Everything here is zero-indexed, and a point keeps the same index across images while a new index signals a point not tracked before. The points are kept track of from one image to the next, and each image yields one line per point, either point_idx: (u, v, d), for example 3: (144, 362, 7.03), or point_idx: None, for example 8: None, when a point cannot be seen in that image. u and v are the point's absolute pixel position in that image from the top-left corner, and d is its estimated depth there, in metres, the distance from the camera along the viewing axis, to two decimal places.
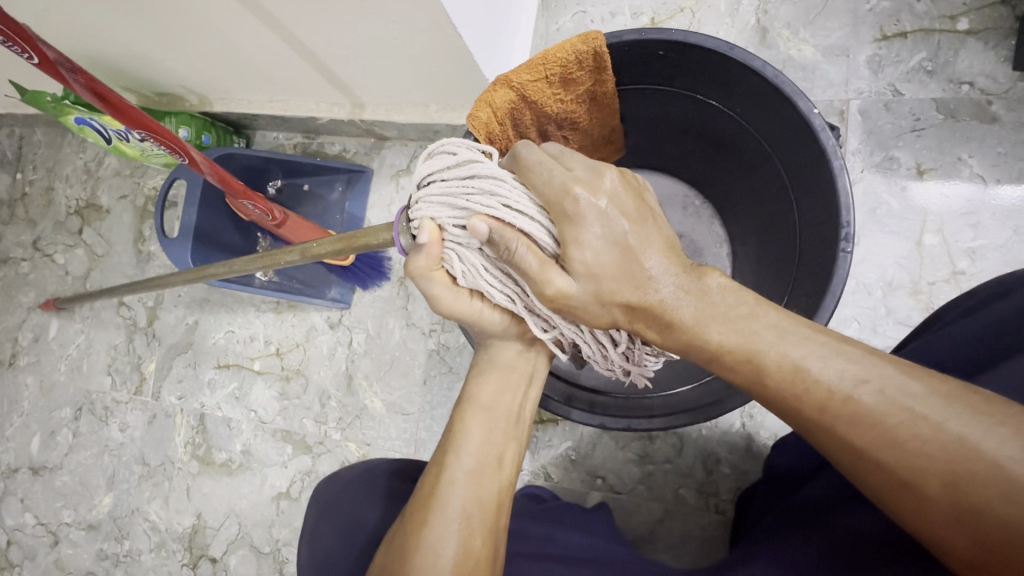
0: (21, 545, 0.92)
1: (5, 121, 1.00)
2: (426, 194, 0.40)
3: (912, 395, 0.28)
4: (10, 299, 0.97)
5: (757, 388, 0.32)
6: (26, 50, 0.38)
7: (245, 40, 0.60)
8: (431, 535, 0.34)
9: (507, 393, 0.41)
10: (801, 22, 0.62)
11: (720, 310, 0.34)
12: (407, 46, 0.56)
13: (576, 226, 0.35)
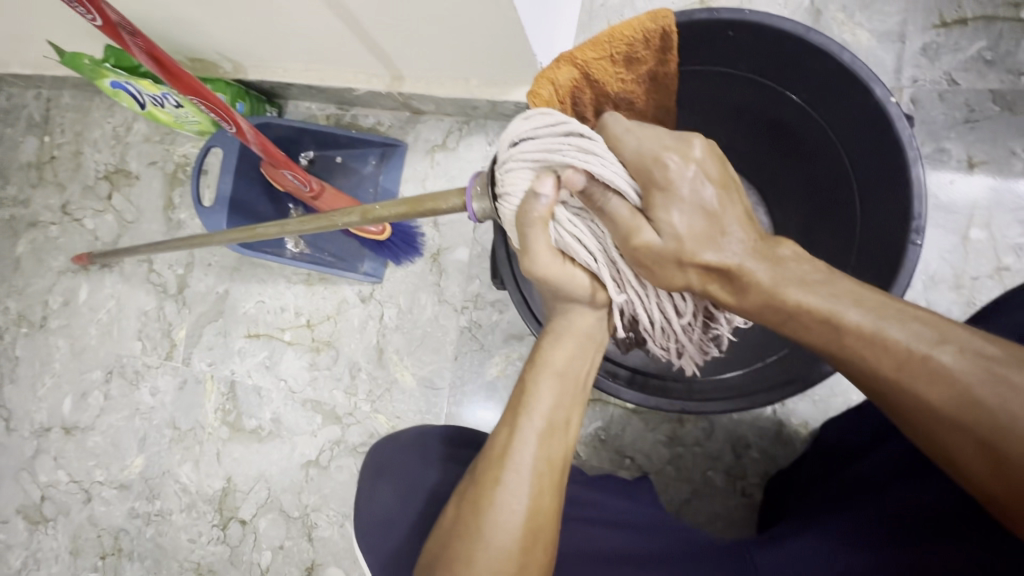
0: (54, 501, 0.95)
1: (32, 83, 1.00)
2: (516, 150, 0.38)
3: (993, 357, 0.28)
4: (39, 262, 0.99)
5: (830, 348, 0.33)
6: (90, 12, 0.37)
7: (289, 6, 0.59)
8: (504, 492, 0.34)
9: (576, 358, 0.40)
10: (858, 4, 0.61)
11: (796, 274, 0.34)
12: (456, 20, 0.55)
13: (665, 191, 0.35)
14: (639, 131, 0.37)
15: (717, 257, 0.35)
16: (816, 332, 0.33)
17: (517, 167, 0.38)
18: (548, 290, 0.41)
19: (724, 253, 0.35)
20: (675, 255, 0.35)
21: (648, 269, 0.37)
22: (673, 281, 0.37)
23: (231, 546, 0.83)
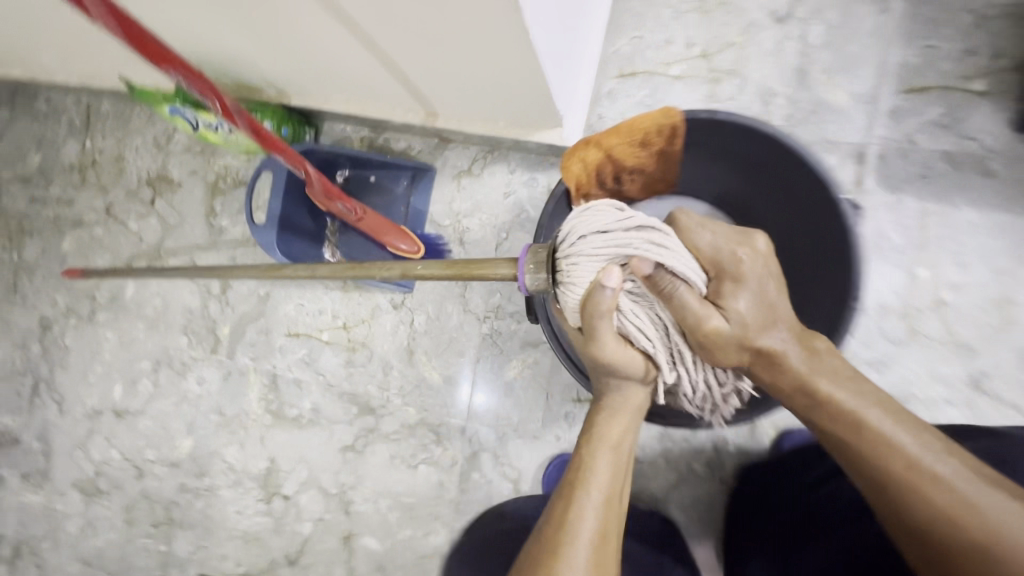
0: (108, 476, 1.05)
1: (74, 90, 1.06)
2: (588, 240, 0.49)
3: (976, 477, 0.39)
4: (86, 259, 1.07)
5: (852, 439, 0.43)
6: (210, 97, 0.51)
7: (348, 58, 0.68)
8: (565, 564, 0.41)
9: (625, 438, 0.48)
10: (837, 68, 0.70)
11: (828, 374, 0.46)
12: (496, 81, 0.64)
13: (736, 282, 0.49)
14: (718, 235, 0.50)
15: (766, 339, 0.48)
16: (839, 423, 0.44)
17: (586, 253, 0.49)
18: (604, 368, 0.50)
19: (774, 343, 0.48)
20: (738, 338, 0.48)
21: (712, 347, 0.48)
22: (730, 355, 0.49)
23: (275, 517, 0.95)
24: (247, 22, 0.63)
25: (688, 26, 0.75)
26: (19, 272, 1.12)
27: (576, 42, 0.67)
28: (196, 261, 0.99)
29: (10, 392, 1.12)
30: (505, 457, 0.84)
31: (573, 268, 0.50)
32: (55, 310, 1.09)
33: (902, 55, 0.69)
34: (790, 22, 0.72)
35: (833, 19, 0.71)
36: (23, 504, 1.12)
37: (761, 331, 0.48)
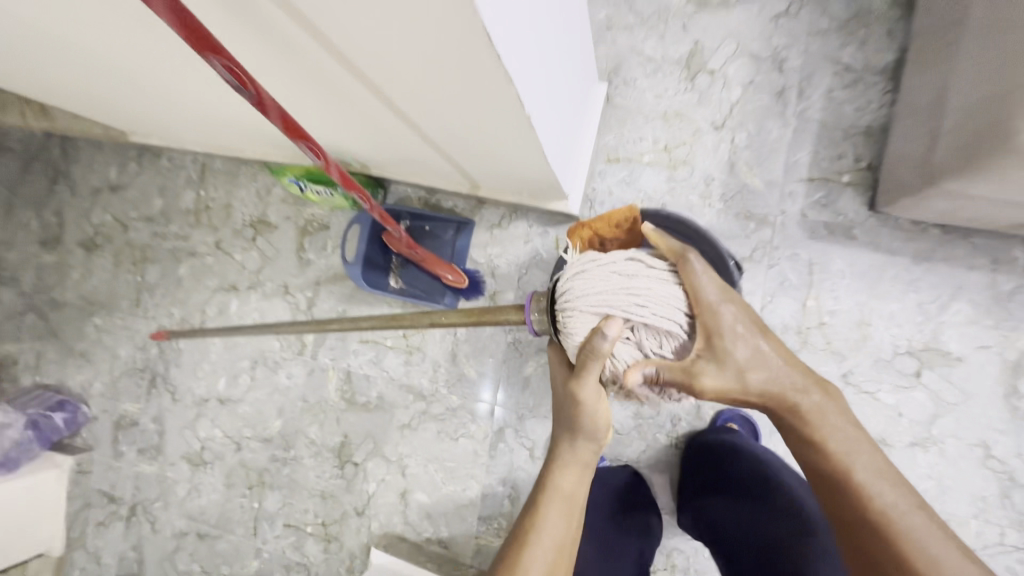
0: (212, 449, 1.36)
1: (193, 152, 1.38)
2: (581, 300, 0.65)
3: (922, 523, 0.57)
4: (199, 281, 1.39)
5: (842, 475, 0.61)
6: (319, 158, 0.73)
7: (428, 163, 1.00)
8: None
9: (574, 493, 0.67)
10: (755, 162, 1.03)
11: (832, 421, 0.63)
12: (527, 180, 0.97)
13: (720, 327, 0.61)
14: (709, 281, 0.63)
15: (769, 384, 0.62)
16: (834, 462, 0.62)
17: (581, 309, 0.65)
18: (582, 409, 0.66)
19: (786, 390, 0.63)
20: (735, 377, 0.61)
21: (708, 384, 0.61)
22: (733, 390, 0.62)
23: (347, 479, 1.25)
24: (366, 145, 0.96)
25: (654, 129, 1.07)
26: (142, 290, 1.44)
27: (578, 150, 1.00)
28: (288, 285, 1.31)
29: (133, 384, 1.43)
30: (523, 432, 1.15)
31: (573, 319, 0.66)
32: (172, 320, 1.40)
33: (797, 155, 1.01)
34: (724, 130, 1.04)
35: (752, 129, 1.03)
36: (140, 472, 1.42)
37: (753, 368, 0.62)
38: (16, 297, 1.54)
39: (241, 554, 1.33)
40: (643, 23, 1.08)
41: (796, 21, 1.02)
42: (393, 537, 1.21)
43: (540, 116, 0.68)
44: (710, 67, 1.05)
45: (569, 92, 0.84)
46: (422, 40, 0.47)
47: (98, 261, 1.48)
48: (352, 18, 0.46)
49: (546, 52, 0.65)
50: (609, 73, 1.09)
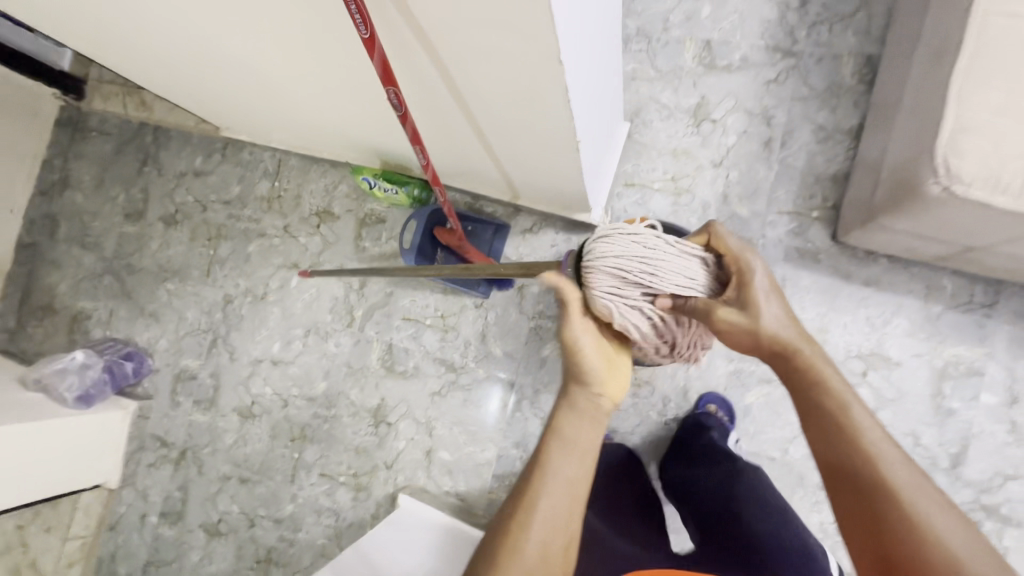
0: (261, 404, 1.56)
1: (272, 148, 1.63)
2: (608, 262, 0.87)
3: (898, 457, 0.67)
4: (266, 258, 1.61)
5: (835, 407, 0.72)
6: (425, 161, 0.95)
7: (483, 177, 1.24)
8: (531, 516, 0.75)
9: (575, 433, 0.83)
10: (744, 196, 1.27)
11: (831, 373, 0.75)
12: (562, 195, 1.21)
13: (743, 282, 0.81)
14: (737, 246, 0.83)
15: (782, 331, 0.77)
16: (829, 400, 0.73)
17: (604, 269, 0.87)
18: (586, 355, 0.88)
19: (793, 341, 0.77)
20: (752, 321, 0.78)
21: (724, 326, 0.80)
22: (749, 331, 0.78)
23: (380, 436, 1.45)
24: (438, 159, 1.20)
25: (665, 162, 1.32)
26: (213, 262, 1.66)
27: (603, 175, 1.24)
28: (344, 267, 1.53)
29: (195, 343, 1.64)
30: (537, 404, 1.36)
31: (597, 275, 0.87)
32: (237, 290, 1.62)
33: (778, 193, 1.26)
34: (721, 167, 1.29)
35: (743, 169, 1.28)
36: (192, 421, 1.61)
37: (772, 317, 0.78)
38: (98, 260, 1.75)
39: (277, 498, 1.51)
40: (662, 78, 1.34)
41: (783, 88, 1.28)
42: (416, 489, 1.40)
43: (585, 144, 0.91)
44: (713, 117, 1.30)
45: (603, 128, 1.08)
46: (525, 88, 0.71)
47: (175, 235, 1.71)
48: (479, 69, 0.69)
49: (595, 98, 0.88)
50: (632, 115, 1.35)
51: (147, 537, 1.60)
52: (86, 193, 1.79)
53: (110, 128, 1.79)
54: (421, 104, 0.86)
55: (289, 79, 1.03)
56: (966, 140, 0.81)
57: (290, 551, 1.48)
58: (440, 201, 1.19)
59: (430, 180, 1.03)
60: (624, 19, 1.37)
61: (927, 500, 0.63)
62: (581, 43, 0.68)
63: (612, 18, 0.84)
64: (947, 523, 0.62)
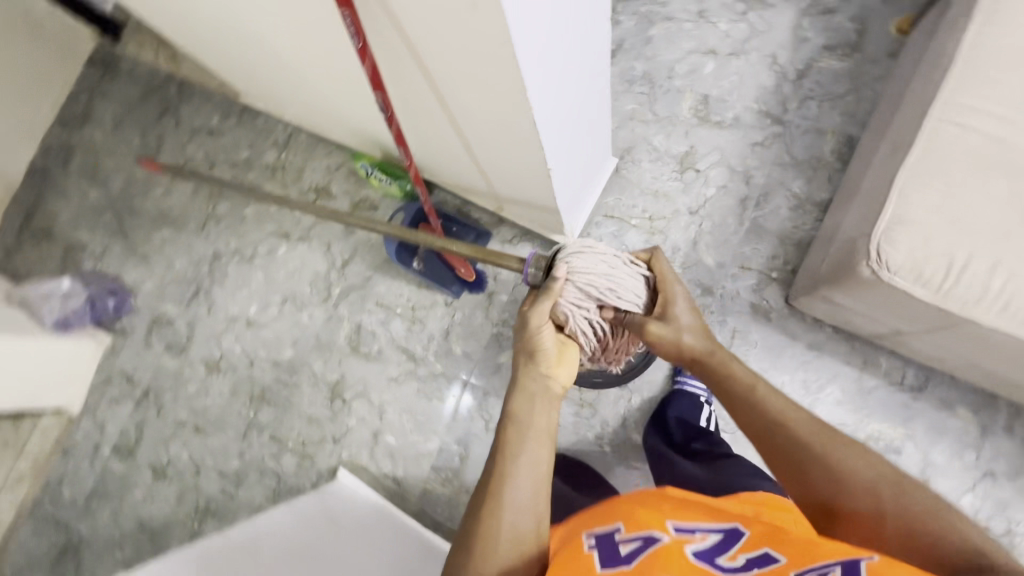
0: (229, 359, 1.62)
1: (285, 121, 1.71)
2: (577, 277, 0.93)
3: (807, 418, 0.78)
4: (260, 223, 1.68)
5: (746, 394, 0.83)
6: (408, 158, 1.01)
7: (470, 184, 1.31)
8: (505, 504, 0.75)
9: (534, 415, 0.83)
10: (712, 246, 1.34)
11: (732, 362, 0.88)
12: (539, 213, 1.27)
13: (671, 302, 0.93)
14: (665, 268, 0.97)
15: (699, 345, 0.89)
16: (740, 386, 0.84)
17: (574, 284, 0.93)
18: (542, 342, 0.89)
19: (705, 343, 0.89)
20: (678, 337, 0.89)
21: (656, 342, 0.91)
22: (675, 346, 0.90)
23: (333, 410, 1.51)
24: (428, 161, 1.27)
25: (645, 201, 1.39)
26: (210, 218, 1.73)
27: (581, 201, 1.31)
28: (331, 245, 1.60)
29: (179, 291, 1.71)
30: (486, 406, 1.43)
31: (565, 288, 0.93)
32: (227, 249, 1.69)
33: (743, 249, 1.33)
34: (696, 215, 1.36)
35: (716, 221, 1.35)
36: (161, 364, 1.67)
37: (692, 333, 0.90)
38: (102, 196, 1.83)
39: (226, 452, 1.57)
40: (658, 122, 1.41)
41: (767, 152, 1.36)
42: (357, 466, 1.46)
43: (557, 171, 0.99)
44: (697, 167, 1.38)
45: (584, 159, 1.16)
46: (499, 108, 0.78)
47: (179, 185, 1.78)
48: (460, 88, 0.77)
49: (571, 132, 0.97)
50: (623, 151, 1.42)
51: (97, 467, 1.65)
52: (105, 132, 1.86)
53: (139, 75, 1.87)
54: (410, 111, 0.94)
55: (302, 60, 1.10)
56: (900, 231, 0.88)
57: (228, 505, 1.54)
58: (419, 189, 1.23)
59: (411, 173, 1.09)
60: (633, 61, 1.45)
61: (835, 444, 0.74)
62: (551, 77, 0.75)
63: (597, 61, 0.92)
64: (854, 457, 0.73)
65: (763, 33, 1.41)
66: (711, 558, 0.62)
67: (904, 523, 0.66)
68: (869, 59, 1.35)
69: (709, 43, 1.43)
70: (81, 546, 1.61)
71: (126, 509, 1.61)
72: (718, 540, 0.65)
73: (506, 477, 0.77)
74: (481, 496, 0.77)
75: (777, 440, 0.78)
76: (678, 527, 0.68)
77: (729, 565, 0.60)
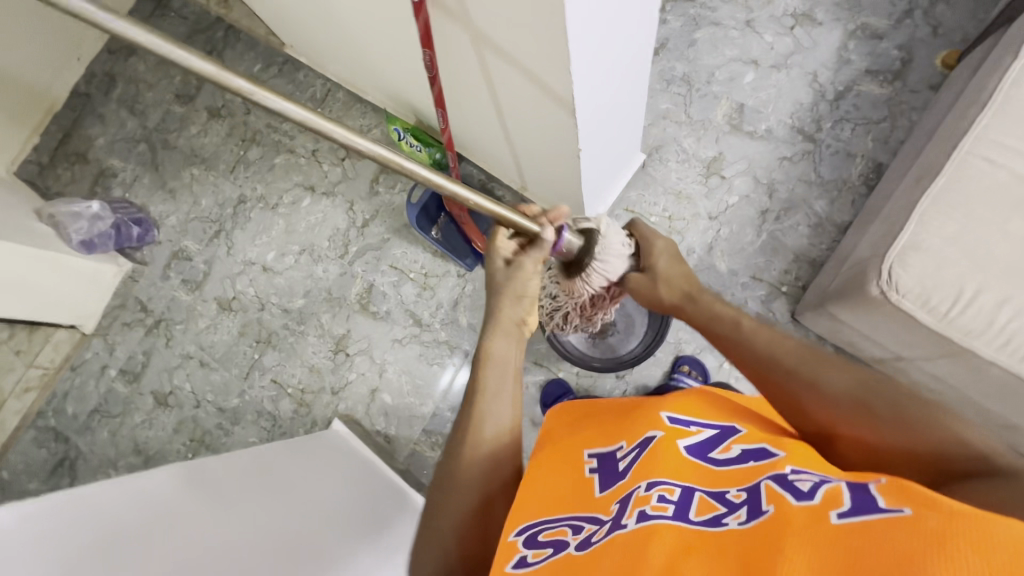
0: (241, 301, 1.66)
1: (325, 78, 1.74)
2: (604, 266, 1.01)
3: (788, 346, 0.81)
4: (287, 173, 1.71)
5: (731, 336, 0.88)
6: (444, 123, 1.03)
7: (498, 160, 1.33)
8: (469, 465, 0.73)
9: (505, 377, 0.82)
10: (727, 252, 1.36)
11: (712, 305, 0.93)
12: (562, 197, 1.28)
13: (657, 259, 1.02)
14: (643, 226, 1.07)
15: (681, 292, 0.98)
16: (726, 327, 0.89)
17: (600, 272, 1.02)
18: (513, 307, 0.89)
19: (691, 289, 0.97)
20: (658, 285, 1.00)
21: (643, 297, 1.04)
22: (657, 302, 1.01)
23: (335, 362, 1.56)
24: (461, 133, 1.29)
25: (667, 200, 1.40)
26: (240, 162, 1.76)
27: (604, 191, 1.32)
28: (353, 203, 1.64)
29: (201, 229, 1.75)
30: None
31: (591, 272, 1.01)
32: (253, 194, 1.73)
33: (756, 259, 1.34)
34: (715, 221, 1.37)
35: (734, 228, 1.36)
36: (175, 297, 1.72)
37: (675, 284, 0.99)
38: (139, 127, 1.86)
39: (227, 389, 1.62)
40: (690, 125, 1.43)
41: (794, 167, 1.37)
42: (351, 419, 1.50)
43: (586, 154, 1.01)
44: (723, 174, 1.39)
45: (614, 149, 1.18)
46: (541, 83, 0.79)
47: (215, 126, 1.81)
48: (507, 59, 0.79)
49: (606, 118, 0.99)
50: (652, 148, 1.43)
51: (102, 387, 1.71)
52: (149, 65, 1.89)
53: (189, 15, 1.90)
54: (452, 77, 0.97)
55: (353, 17, 1.12)
56: (915, 256, 0.89)
57: (223, 440, 1.59)
58: (450, 160, 1.23)
59: (444, 140, 1.10)
60: (674, 61, 1.46)
61: (821, 368, 0.75)
62: (597, 59, 0.77)
63: (642, 51, 0.93)
64: (844, 378, 0.73)
65: (808, 50, 1.41)
66: (705, 454, 0.67)
67: (893, 427, 0.67)
68: (910, 89, 1.35)
69: (752, 53, 1.43)
70: (76, 460, 1.66)
71: (124, 431, 1.66)
72: (715, 434, 0.71)
73: (484, 416, 0.77)
74: (460, 434, 0.76)
75: (768, 374, 0.80)
76: (674, 419, 0.74)
77: (722, 458, 0.66)
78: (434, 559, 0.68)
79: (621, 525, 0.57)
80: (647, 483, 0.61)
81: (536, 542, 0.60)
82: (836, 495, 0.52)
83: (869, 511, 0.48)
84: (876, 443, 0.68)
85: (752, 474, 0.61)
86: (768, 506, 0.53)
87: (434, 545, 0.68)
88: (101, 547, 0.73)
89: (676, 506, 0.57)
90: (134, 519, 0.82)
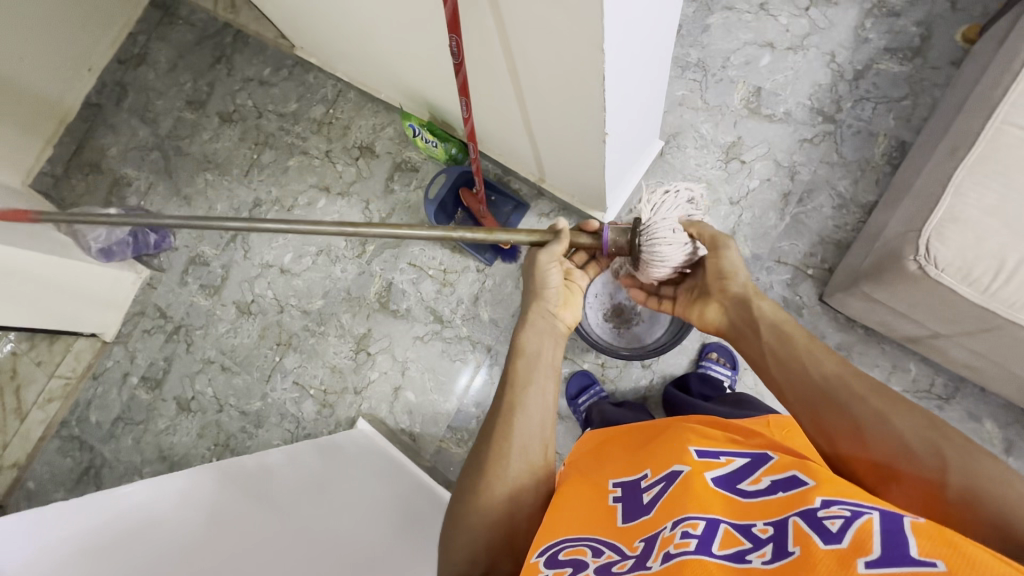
0: (260, 304, 1.66)
1: (335, 80, 1.74)
2: (662, 256, 1.00)
3: (853, 373, 0.71)
4: (302, 175, 1.71)
5: (788, 348, 0.79)
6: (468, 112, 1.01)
7: (519, 153, 1.31)
8: (501, 484, 0.70)
9: (541, 407, 0.77)
10: (750, 237, 1.34)
11: (772, 311, 0.86)
12: (583, 186, 1.26)
13: (723, 252, 0.97)
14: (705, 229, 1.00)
15: (748, 286, 0.93)
16: (779, 338, 0.81)
17: (661, 261, 1.00)
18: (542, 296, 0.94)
19: (757, 292, 0.92)
20: (715, 268, 0.97)
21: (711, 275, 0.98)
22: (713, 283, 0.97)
23: (357, 362, 1.55)
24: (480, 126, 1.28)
25: None
26: (254, 165, 1.76)
27: (624, 179, 1.30)
28: (369, 202, 1.64)
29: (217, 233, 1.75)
30: None
31: (654, 262, 1.01)
32: (268, 197, 1.73)
33: (780, 243, 1.33)
34: (737, 206, 1.36)
35: (756, 213, 1.35)
36: (193, 302, 1.72)
37: (740, 277, 0.94)
38: (151, 135, 1.87)
39: (249, 393, 1.61)
40: (707, 110, 1.41)
41: (815, 149, 1.35)
42: (375, 418, 1.50)
43: (612, 138, 0.99)
44: (742, 158, 1.38)
45: (636, 135, 1.16)
46: (573, 65, 0.78)
47: (227, 131, 1.81)
48: (538, 41, 0.78)
49: (633, 99, 0.97)
50: (669, 136, 1.42)
51: (124, 394, 1.71)
52: (159, 73, 1.90)
53: (197, 21, 1.91)
54: (477, 62, 0.96)
55: (369, 15, 1.11)
56: (953, 229, 0.89)
57: (247, 443, 1.58)
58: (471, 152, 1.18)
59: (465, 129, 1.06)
60: (688, 47, 1.45)
61: (890, 402, 0.66)
62: (629, 36, 0.75)
63: (668, 32, 0.91)
64: (915, 416, 0.64)
65: (824, 30, 1.39)
66: (733, 486, 0.62)
67: (967, 488, 0.57)
68: (931, 66, 1.33)
69: (767, 35, 1.42)
70: (101, 468, 1.66)
71: (148, 437, 1.66)
72: (745, 462, 0.66)
73: (518, 407, 0.76)
74: (497, 433, 0.74)
75: (825, 392, 0.71)
76: (701, 451, 0.69)
77: (751, 489, 0.61)
78: (460, 558, 0.66)
79: (645, 566, 0.53)
80: (673, 524, 0.57)
81: (556, 561, 0.58)
82: (867, 536, 0.46)
83: (902, 560, 0.43)
84: (943, 490, 0.59)
85: (781, 507, 0.55)
86: (794, 547, 0.49)
87: (463, 549, 0.67)
88: (168, 559, 0.74)
89: (699, 541, 0.52)
90: (197, 524, 0.83)
